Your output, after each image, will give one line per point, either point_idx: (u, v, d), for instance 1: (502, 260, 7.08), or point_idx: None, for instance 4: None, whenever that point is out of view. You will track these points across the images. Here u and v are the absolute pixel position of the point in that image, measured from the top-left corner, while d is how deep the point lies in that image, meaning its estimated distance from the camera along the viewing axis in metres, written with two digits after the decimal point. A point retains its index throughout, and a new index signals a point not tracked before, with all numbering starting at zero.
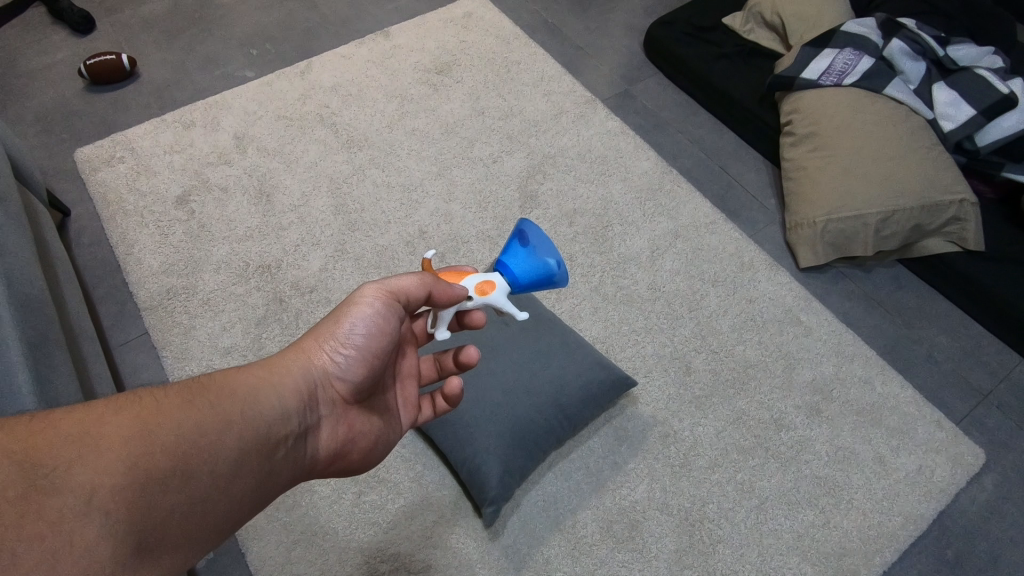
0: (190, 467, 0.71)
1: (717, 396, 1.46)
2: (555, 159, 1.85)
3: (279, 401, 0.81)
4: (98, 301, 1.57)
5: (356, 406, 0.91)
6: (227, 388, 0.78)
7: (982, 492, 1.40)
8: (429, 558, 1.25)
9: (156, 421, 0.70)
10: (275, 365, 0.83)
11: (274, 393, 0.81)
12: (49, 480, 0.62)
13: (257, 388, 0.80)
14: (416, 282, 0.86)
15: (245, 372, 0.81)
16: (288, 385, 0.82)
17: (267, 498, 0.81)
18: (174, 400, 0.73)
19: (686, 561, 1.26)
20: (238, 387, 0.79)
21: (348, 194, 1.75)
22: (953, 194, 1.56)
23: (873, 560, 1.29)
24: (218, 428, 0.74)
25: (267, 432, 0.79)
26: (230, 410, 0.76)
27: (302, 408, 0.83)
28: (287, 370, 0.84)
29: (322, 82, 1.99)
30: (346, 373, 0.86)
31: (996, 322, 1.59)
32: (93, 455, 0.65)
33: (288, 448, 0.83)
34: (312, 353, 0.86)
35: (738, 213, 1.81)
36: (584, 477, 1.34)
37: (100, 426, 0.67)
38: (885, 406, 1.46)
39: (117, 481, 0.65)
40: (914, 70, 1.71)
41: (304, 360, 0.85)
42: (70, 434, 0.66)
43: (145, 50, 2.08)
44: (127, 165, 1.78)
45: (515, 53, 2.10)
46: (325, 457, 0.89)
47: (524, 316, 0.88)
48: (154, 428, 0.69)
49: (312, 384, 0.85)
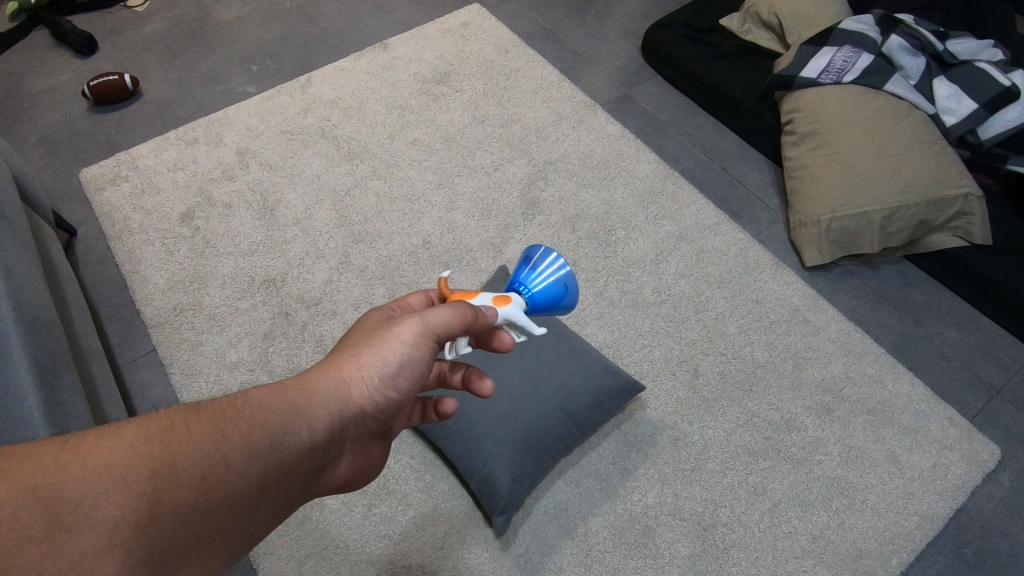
0: (211, 503, 0.67)
1: (726, 399, 1.45)
2: (556, 165, 1.85)
3: (308, 434, 0.75)
4: (105, 319, 1.58)
5: (380, 429, 0.87)
6: (259, 417, 0.72)
7: (999, 489, 1.38)
8: (441, 570, 1.24)
9: (181, 454, 0.66)
10: (310, 392, 0.76)
11: (305, 425, 0.74)
12: (72, 517, 0.60)
13: (289, 420, 0.73)
14: (455, 317, 0.79)
15: (279, 397, 0.74)
16: (321, 417, 0.76)
17: (282, 518, 0.79)
18: (204, 429, 0.68)
19: (700, 566, 1.25)
20: (270, 417, 0.72)
21: (351, 205, 1.76)
22: (958, 188, 1.55)
23: (890, 561, 1.27)
24: (245, 462, 0.69)
25: (293, 465, 0.74)
26: (261, 443, 0.71)
27: (330, 440, 0.78)
28: (322, 401, 0.76)
29: (322, 95, 2.00)
30: (379, 407, 0.80)
31: (1005, 315, 1.57)
32: (117, 489, 0.62)
33: (309, 474, 0.79)
34: (351, 385, 0.78)
35: (741, 213, 1.80)
36: (594, 483, 1.33)
37: (123, 458, 0.63)
38: (896, 404, 1.45)
39: (139, 520, 0.62)
40: (914, 65, 1.70)
41: (340, 389, 0.77)
42: (94, 467, 0.62)
43: (147, 69, 2.10)
44: (131, 184, 1.79)
45: (513, 61, 2.11)
46: (339, 475, 0.86)
47: (542, 327, 0.84)
48: (181, 463, 0.65)
49: (346, 419, 0.78)
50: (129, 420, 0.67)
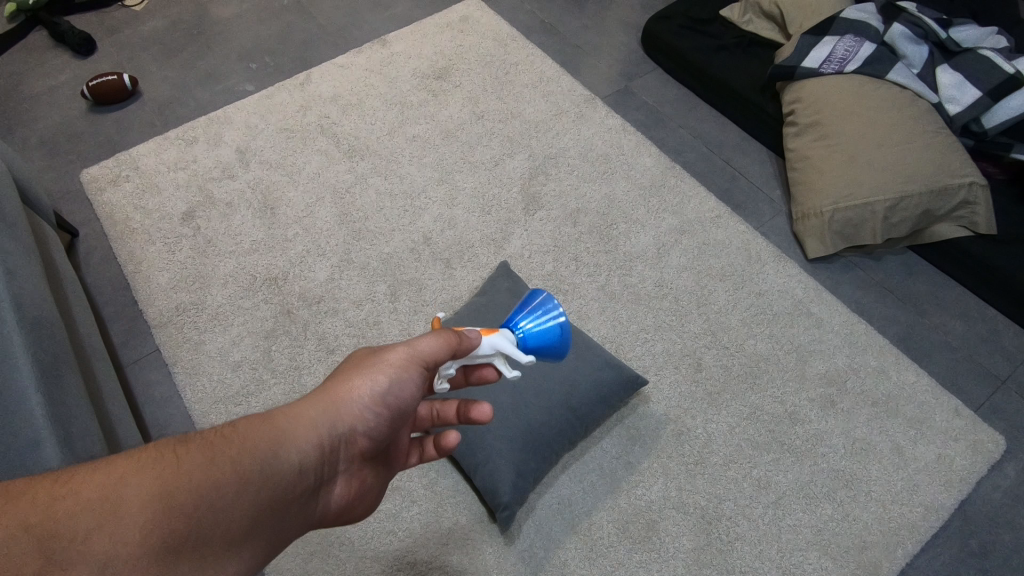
0: (207, 530, 0.67)
1: (729, 392, 1.45)
2: (556, 159, 1.85)
3: (298, 456, 0.76)
4: (108, 319, 1.58)
5: (372, 451, 0.88)
6: (247, 444, 0.73)
7: (1005, 479, 1.37)
8: (446, 565, 1.24)
9: (173, 480, 0.67)
10: (298, 416, 0.77)
11: (294, 449, 0.75)
12: (66, 551, 0.61)
13: (277, 444, 0.74)
14: (441, 344, 0.78)
15: (267, 424, 0.75)
16: (309, 439, 0.77)
17: (279, 547, 0.78)
18: (194, 457, 0.69)
19: (704, 559, 1.25)
20: (258, 444, 0.73)
21: (352, 202, 1.76)
22: (961, 177, 1.54)
23: (894, 552, 1.27)
24: (237, 488, 0.70)
25: (285, 489, 0.75)
26: (251, 468, 0.72)
27: (321, 462, 0.79)
28: (310, 424, 0.77)
29: (321, 92, 2.00)
30: (371, 427, 0.81)
31: (1010, 305, 1.57)
32: (111, 521, 0.62)
33: (302, 501, 0.79)
34: (340, 406, 0.79)
35: (743, 205, 1.79)
36: (598, 478, 1.33)
37: (116, 489, 0.64)
38: (900, 395, 1.45)
39: (133, 550, 0.62)
40: (916, 54, 1.69)
41: (328, 412, 0.79)
42: (89, 499, 0.63)
43: (145, 69, 2.10)
44: (132, 184, 1.79)
45: (512, 55, 2.10)
46: (335, 501, 0.87)
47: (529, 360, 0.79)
48: (174, 491, 0.66)
49: (335, 440, 0.79)
50: (119, 454, 0.68)
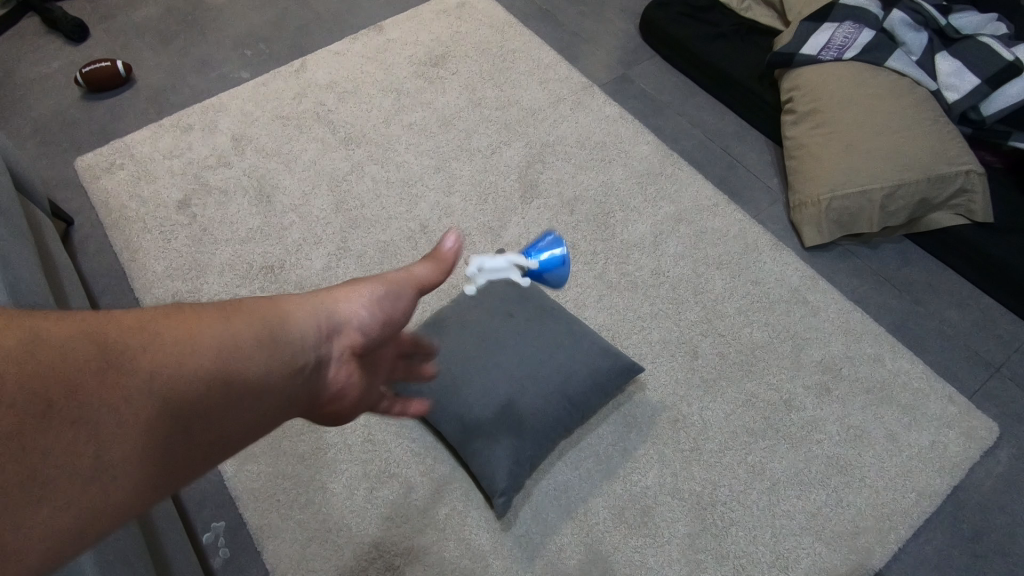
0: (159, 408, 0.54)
1: (725, 379, 1.45)
2: (553, 147, 1.84)
3: (279, 350, 0.64)
4: (104, 307, 1.58)
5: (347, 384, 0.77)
6: (231, 322, 0.62)
7: (998, 466, 1.38)
8: (443, 551, 1.25)
9: (175, 340, 0.56)
10: (288, 311, 0.68)
11: (279, 339, 0.64)
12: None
13: (263, 331, 0.63)
14: (435, 267, 0.78)
15: (250, 310, 0.65)
16: (294, 337, 0.66)
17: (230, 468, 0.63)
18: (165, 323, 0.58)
19: (699, 544, 1.26)
20: (239, 326, 0.62)
21: (348, 190, 1.75)
22: (959, 165, 1.54)
23: (887, 537, 1.28)
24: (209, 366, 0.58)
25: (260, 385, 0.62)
26: (230, 347, 0.60)
27: (304, 372, 0.67)
28: (300, 321, 0.68)
29: (317, 79, 1.98)
30: (364, 329, 0.72)
31: (1005, 293, 1.57)
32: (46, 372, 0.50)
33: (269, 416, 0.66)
34: (332, 307, 0.71)
35: (741, 193, 1.79)
36: (594, 465, 1.34)
37: (106, 335, 0.54)
38: (895, 382, 1.45)
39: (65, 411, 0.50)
40: (916, 40, 1.68)
41: (319, 311, 0.70)
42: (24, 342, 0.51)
43: (139, 56, 2.08)
44: (127, 171, 1.78)
45: (510, 42, 2.08)
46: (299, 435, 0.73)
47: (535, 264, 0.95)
48: (130, 353, 0.54)
49: (320, 346, 0.69)
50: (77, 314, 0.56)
